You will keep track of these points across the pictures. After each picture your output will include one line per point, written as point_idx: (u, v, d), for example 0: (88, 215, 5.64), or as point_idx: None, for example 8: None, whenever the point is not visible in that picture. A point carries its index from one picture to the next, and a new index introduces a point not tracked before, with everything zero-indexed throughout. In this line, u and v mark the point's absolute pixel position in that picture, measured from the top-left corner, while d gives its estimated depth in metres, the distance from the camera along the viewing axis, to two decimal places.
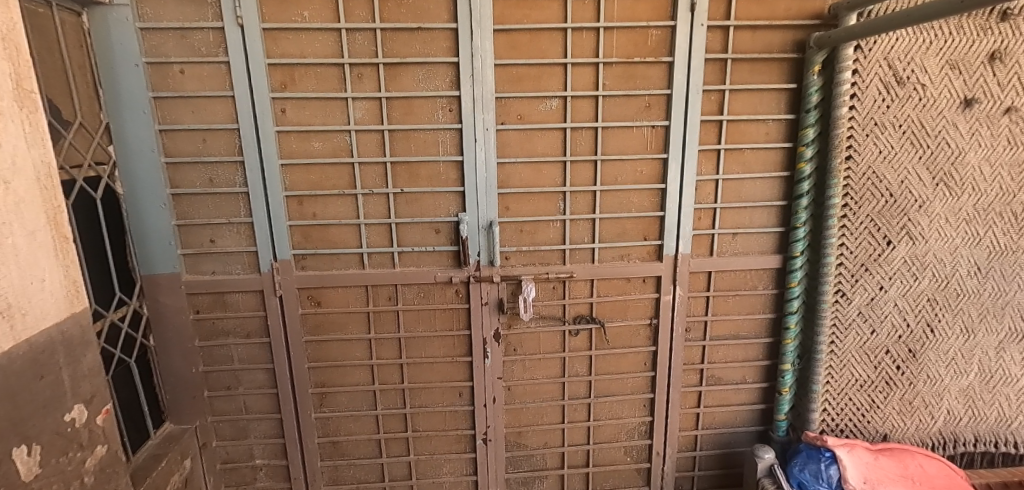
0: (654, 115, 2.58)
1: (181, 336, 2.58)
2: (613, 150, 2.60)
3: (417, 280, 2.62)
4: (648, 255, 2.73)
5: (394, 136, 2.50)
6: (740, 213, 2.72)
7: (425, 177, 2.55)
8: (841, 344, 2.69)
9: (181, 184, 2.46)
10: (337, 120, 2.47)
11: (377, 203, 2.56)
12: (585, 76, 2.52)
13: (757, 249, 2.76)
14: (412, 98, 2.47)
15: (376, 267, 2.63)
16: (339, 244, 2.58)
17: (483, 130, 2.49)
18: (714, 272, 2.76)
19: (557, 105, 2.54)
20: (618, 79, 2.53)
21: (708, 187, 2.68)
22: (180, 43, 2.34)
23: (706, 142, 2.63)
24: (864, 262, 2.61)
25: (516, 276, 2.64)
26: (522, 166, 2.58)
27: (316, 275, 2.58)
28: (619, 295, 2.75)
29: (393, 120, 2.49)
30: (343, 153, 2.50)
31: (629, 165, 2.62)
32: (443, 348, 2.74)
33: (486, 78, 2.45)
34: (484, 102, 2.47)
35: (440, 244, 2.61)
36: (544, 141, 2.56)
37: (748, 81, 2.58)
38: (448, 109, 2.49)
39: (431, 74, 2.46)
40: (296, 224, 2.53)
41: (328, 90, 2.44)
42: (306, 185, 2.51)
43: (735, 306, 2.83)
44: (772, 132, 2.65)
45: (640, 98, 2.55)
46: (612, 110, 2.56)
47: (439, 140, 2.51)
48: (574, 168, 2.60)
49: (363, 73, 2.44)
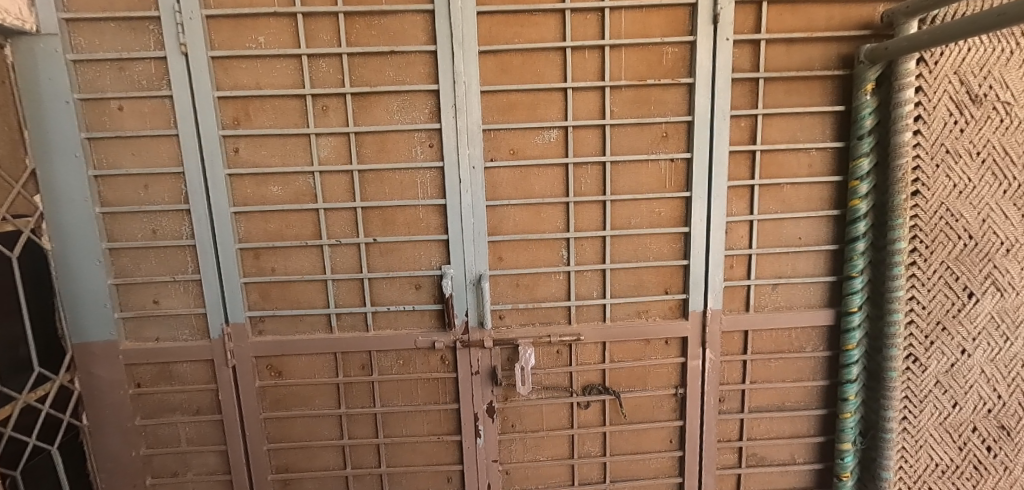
0: (672, 147, 2.17)
1: (118, 413, 2.20)
2: (624, 188, 2.19)
3: (394, 346, 2.21)
4: (670, 312, 2.28)
5: (366, 178, 2.14)
6: (780, 260, 2.26)
7: (403, 223, 2.16)
8: (916, 421, 2.18)
9: (119, 237, 2.12)
10: (299, 159, 2.12)
11: (346, 256, 2.18)
12: (589, 102, 2.13)
13: (803, 302, 2.30)
14: (386, 132, 2.11)
15: (347, 330, 2.23)
16: (303, 304, 2.20)
17: (468, 168, 2.11)
18: (751, 331, 2.29)
19: (557, 138, 2.15)
20: (629, 104, 2.13)
21: (741, 228, 2.23)
22: (118, 76, 2.03)
23: (737, 176, 2.20)
24: (940, 319, 2.12)
25: (512, 340, 2.21)
26: (517, 209, 2.17)
27: (276, 341, 2.19)
28: (637, 359, 2.29)
29: (365, 158, 2.13)
30: (306, 198, 2.14)
31: (644, 205, 2.20)
32: (427, 425, 2.31)
33: (471, 108, 2.08)
34: (470, 136, 2.09)
35: (421, 303, 2.21)
36: (542, 179, 2.17)
37: (785, 103, 2.17)
38: (428, 144, 2.12)
39: (407, 105, 2.10)
40: (253, 281, 2.16)
41: (289, 126, 2.09)
42: (264, 236, 2.15)
43: (779, 372, 2.34)
44: (816, 163, 2.21)
45: (655, 126, 2.15)
46: (622, 141, 2.16)
47: (417, 181, 2.14)
48: (579, 210, 2.19)
49: (329, 105, 2.09)
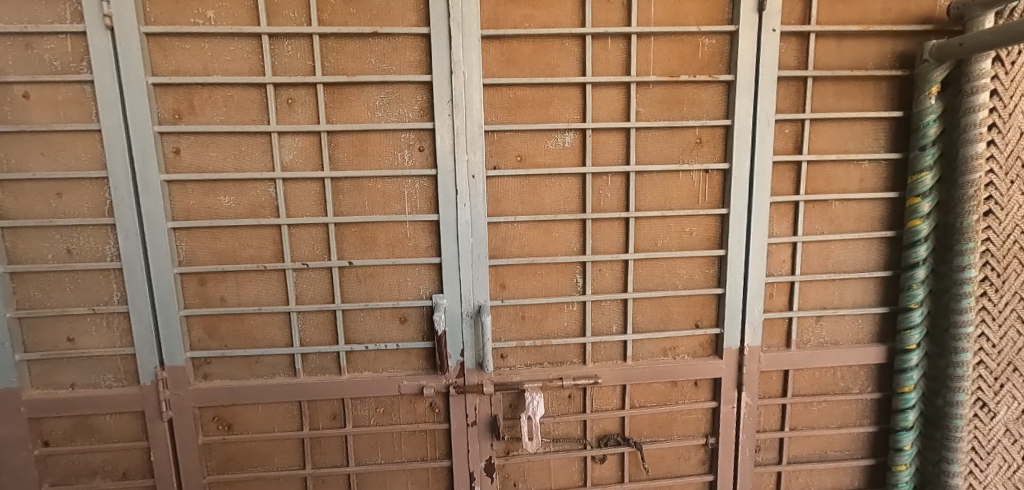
0: (707, 155, 1.84)
1: (20, 480, 1.75)
2: (650, 203, 1.85)
3: (373, 392, 1.81)
4: (700, 349, 1.94)
5: (340, 188, 1.75)
6: (825, 289, 1.96)
7: (385, 243, 1.78)
8: (982, 476, 1.89)
9: (24, 258, 1.68)
10: (258, 164, 1.72)
11: (315, 282, 1.78)
12: (611, 101, 1.79)
13: (850, 337, 1.99)
14: (366, 132, 1.73)
15: (315, 373, 1.82)
16: (260, 341, 1.79)
17: (467, 177, 1.74)
18: (792, 371, 1.97)
19: (573, 143, 1.80)
20: (658, 105, 1.80)
21: (783, 251, 1.92)
22: (24, 54, 1.60)
23: (780, 191, 1.88)
24: (1012, 359, 1.84)
25: (517, 385, 1.83)
26: (524, 227, 1.81)
27: (226, 387, 1.77)
28: (662, 404, 1.94)
29: (340, 163, 1.74)
30: (266, 211, 1.74)
31: (673, 223, 1.87)
32: (411, 486, 1.91)
33: (471, 104, 1.71)
34: (469, 139, 1.73)
35: (407, 340, 1.82)
36: (554, 192, 1.81)
37: (835, 108, 1.87)
38: (418, 147, 1.75)
39: (392, 99, 1.72)
40: (196, 313, 1.75)
41: (244, 122, 1.70)
42: (212, 258, 1.74)
43: (821, 417, 2.03)
44: (868, 177, 1.91)
45: (687, 131, 1.82)
46: (649, 147, 1.82)
47: (404, 192, 1.76)
48: (597, 229, 1.84)
49: (296, 97, 1.70)
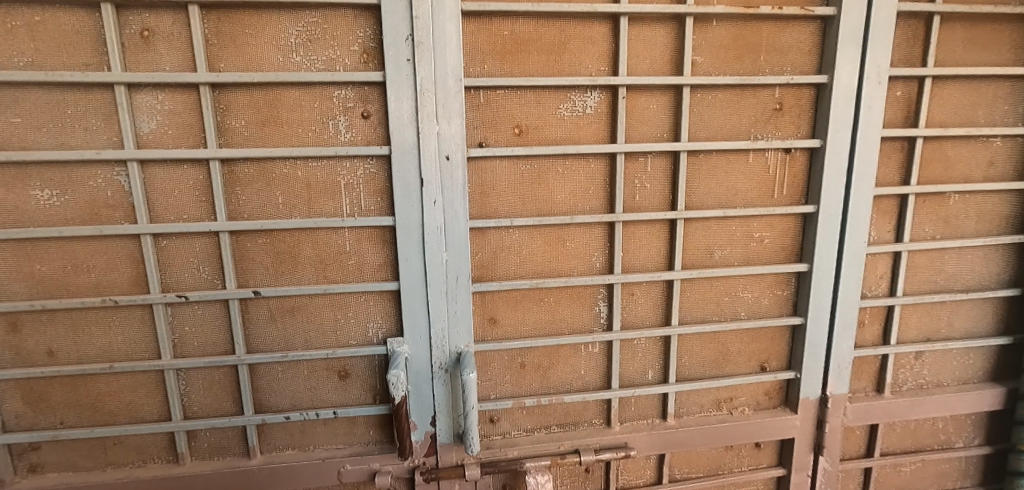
0: (787, 128, 1.27)
1: None
2: (706, 198, 1.27)
3: (298, 483, 1.21)
4: (765, 399, 1.40)
5: (238, 176, 1.11)
6: (931, 314, 1.43)
7: (311, 261, 1.16)
8: None
9: None
10: (97, 137, 1.06)
11: (203, 323, 1.15)
12: (654, 45, 1.19)
13: (957, 376, 1.48)
14: (275, 87, 1.09)
15: (209, 456, 1.21)
16: (118, 414, 1.16)
17: (437, 160, 1.12)
18: (884, 424, 1.45)
19: (597, 109, 1.20)
20: (721, 51, 1.21)
21: (881, 265, 1.38)
22: None
23: (883, 180, 1.33)
24: None
25: (513, 465, 1.25)
26: (523, 235, 1.22)
27: (65, 486, 1.15)
28: (712, 477, 1.40)
29: (234, 136, 1.10)
30: (115, 213, 1.09)
31: (737, 226, 1.29)
32: None
33: (442, 44, 1.09)
34: (439, 100, 1.10)
35: (349, 404, 1.22)
36: (569, 182, 1.22)
37: (963, 61, 1.31)
38: (360, 112, 1.12)
39: (316, 34, 1.09)
40: (6, 376, 1.10)
41: (70, 67, 1.04)
42: (29, 288, 1.09)
43: (914, 481, 1.53)
44: (998, 161, 1.37)
45: (761, 92, 1.24)
46: (707, 116, 1.23)
47: (339, 183, 1.13)
48: (629, 236, 1.26)
49: (156, 28, 1.05)
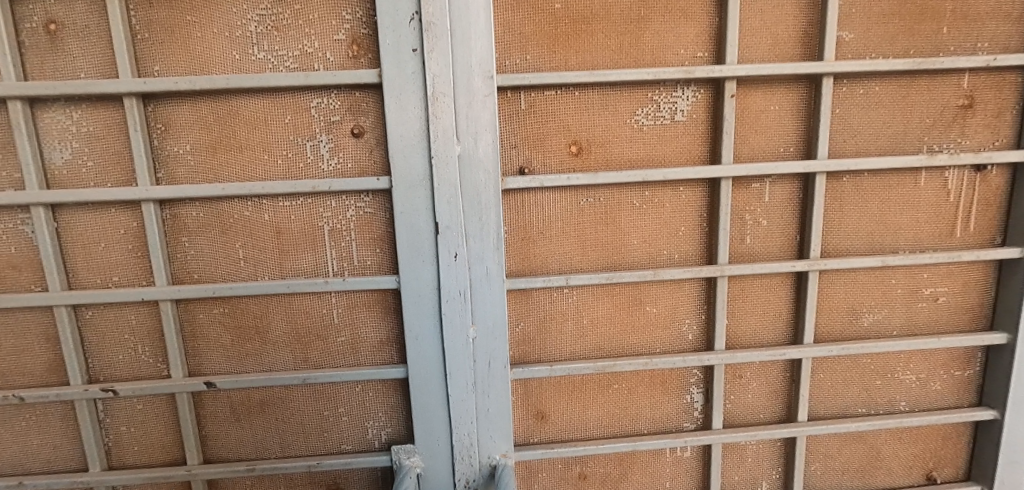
0: (979, 134, 0.85)
1: None
2: (853, 239, 0.87)
3: None
4: None
5: (182, 223, 0.79)
6: None
7: (285, 338, 0.82)
8: None
9: None
10: None
11: (143, 423, 0.84)
12: (782, 14, 0.80)
13: None
14: (228, 96, 0.77)
15: None
16: None
17: (458, 193, 0.77)
18: None
19: (692, 115, 0.82)
20: (883, 22, 0.81)
21: None
22: None
23: None
24: None
25: None
26: (583, 297, 0.85)
27: None
28: None
29: (176, 167, 0.78)
30: (19, 276, 0.79)
31: (898, 280, 0.88)
32: None
33: (463, 26, 0.74)
34: (461, 108, 0.75)
35: None
36: (649, 220, 0.84)
37: None
38: (348, 128, 0.78)
39: (284, 19, 0.76)
40: None
41: None
42: None
43: None
44: None
45: (942, 81, 0.83)
46: (858, 119, 0.83)
47: (321, 229, 0.80)
48: (738, 295, 0.88)
49: (66, 20, 0.75)
